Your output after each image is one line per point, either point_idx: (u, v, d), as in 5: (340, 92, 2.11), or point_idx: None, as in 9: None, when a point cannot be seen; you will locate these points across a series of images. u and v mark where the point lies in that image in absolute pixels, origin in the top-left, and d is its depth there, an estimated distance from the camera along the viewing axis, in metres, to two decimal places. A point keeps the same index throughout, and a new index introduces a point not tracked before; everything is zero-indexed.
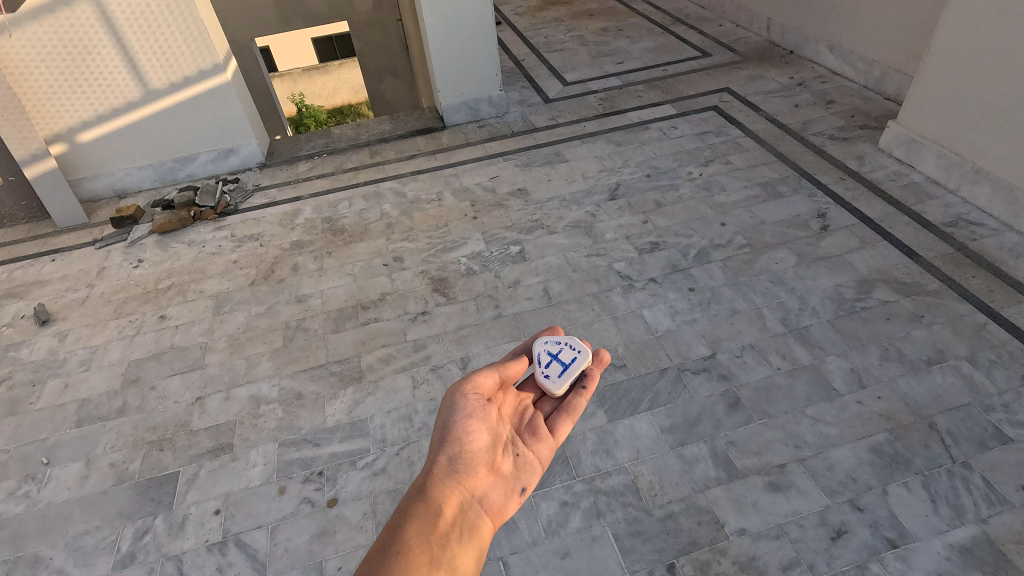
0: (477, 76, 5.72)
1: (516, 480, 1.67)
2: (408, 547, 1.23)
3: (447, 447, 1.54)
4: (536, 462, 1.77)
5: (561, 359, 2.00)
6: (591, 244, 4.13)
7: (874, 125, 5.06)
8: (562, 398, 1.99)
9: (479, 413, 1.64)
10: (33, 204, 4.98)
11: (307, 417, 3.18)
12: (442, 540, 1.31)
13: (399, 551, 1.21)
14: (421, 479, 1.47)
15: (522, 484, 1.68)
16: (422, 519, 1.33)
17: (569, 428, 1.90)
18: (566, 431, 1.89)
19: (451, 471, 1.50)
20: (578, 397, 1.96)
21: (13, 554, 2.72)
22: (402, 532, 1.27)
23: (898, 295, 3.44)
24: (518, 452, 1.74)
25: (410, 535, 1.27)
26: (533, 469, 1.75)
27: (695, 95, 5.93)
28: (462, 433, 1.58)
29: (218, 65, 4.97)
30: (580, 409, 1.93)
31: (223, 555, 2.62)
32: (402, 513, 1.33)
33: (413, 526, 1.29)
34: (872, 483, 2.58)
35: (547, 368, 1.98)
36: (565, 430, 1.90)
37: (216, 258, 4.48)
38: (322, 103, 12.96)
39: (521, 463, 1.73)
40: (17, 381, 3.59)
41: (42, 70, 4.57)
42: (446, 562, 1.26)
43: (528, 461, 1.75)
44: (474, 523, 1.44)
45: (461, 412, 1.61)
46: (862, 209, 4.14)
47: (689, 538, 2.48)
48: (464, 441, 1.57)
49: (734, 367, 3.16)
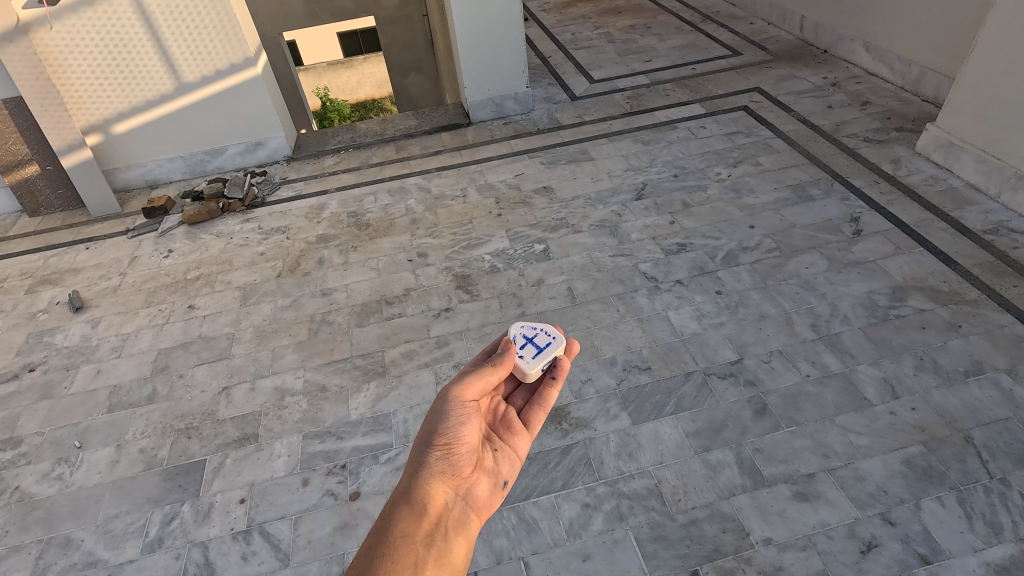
0: (504, 73, 5.70)
1: (498, 474, 1.65)
2: (394, 552, 1.21)
3: (431, 446, 1.50)
4: (516, 455, 1.76)
5: (536, 343, 1.99)
6: (616, 244, 4.09)
7: (911, 127, 4.92)
8: (533, 389, 1.99)
9: (464, 410, 1.59)
10: (69, 193, 5.10)
11: (330, 410, 3.21)
12: (428, 540, 1.29)
13: (384, 556, 1.20)
14: (405, 480, 1.44)
15: (504, 477, 1.66)
16: (408, 521, 1.31)
17: (542, 418, 1.90)
18: (540, 421, 1.89)
19: (436, 469, 1.47)
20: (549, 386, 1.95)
21: (46, 534, 2.79)
22: (387, 537, 1.25)
23: (933, 304, 3.34)
24: (496, 448, 1.73)
25: (396, 538, 1.25)
26: (513, 462, 1.74)
27: (725, 95, 5.84)
28: (447, 431, 1.54)
29: (249, 59, 5.02)
30: (552, 398, 1.93)
31: (248, 543, 2.66)
32: (387, 517, 1.30)
33: (399, 529, 1.27)
34: (904, 496, 2.52)
35: (523, 350, 1.97)
36: (539, 421, 1.89)
37: (244, 250, 4.54)
38: (345, 97, 13.04)
39: (503, 457, 1.72)
40: (52, 366, 3.69)
41: (81, 62, 4.67)
42: (432, 562, 1.24)
43: (507, 454, 1.74)
44: (461, 518, 1.42)
45: (444, 409, 1.57)
46: (897, 214, 4.03)
47: (713, 546, 2.44)
48: (449, 438, 1.53)
49: (761, 372, 3.11)
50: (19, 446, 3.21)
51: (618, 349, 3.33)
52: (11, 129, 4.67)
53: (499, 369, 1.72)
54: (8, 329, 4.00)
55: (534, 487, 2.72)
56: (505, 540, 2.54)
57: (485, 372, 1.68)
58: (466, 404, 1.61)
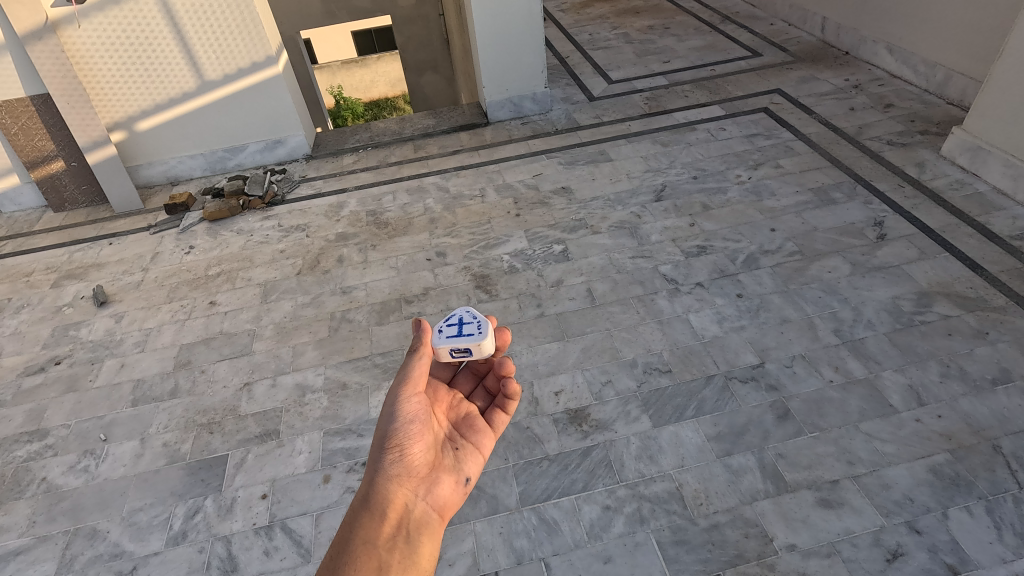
0: (522, 72, 5.69)
1: (459, 470, 1.64)
2: (354, 560, 1.27)
3: (382, 452, 1.51)
4: (480, 449, 1.74)
5: (463, 325, 1.78)
6: (635, 246, 4.08)
7: (936, 131, 4.85)
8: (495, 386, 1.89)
9: (411, 409, 1.57)
10: (93, 189, 5.18)
11: (351, 408, 3.23)
12: (384, 548, 1.32)
13: (344, 568, 1.24)
14: (363, 489, 1.46)
15: (466, 473, 1.66)
16: (367, 531, 1.35)
17: (507, 416, 1.83)
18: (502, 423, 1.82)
19: (392, 474, 1.49)
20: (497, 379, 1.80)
21: (73, 525, 2.83)
22: (348, 546, 1.30)
23: (960, 310, 3.30)
24: (459, 443, 1.71)
25: (355, 550, 1.29)
26: (477, 456, 1.72)
27: (744, 96, 5.79)
28: (396, 434, 1.53)
29: (271, 57, 5.07)
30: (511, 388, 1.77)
31: (270, 538, 2.68)
32: (345, 530, 1.34)
33: (357, 541, 1.31)
34: (931, 505, 2.49)
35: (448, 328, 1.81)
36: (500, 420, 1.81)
37: (264, 247, 4.58)
38: (359, 96, 13.05)
39: (467, 452, 1.70)
40: (77, 359, 3.74)
41: (106, 60, 4.74)
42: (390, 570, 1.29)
43: (473, 449, 1.72)
44: (421, 520, 1.45)
45: (389, 413, 1.55)
46: (921, 219, 3.98)
47: (735, 551, 2.43)
48: (400, 441, 1.53)
49: (784, 377, 3.08)
50: (45, 438, 3.27)
51: (638, 351, 3.32)
52: (38, 126, 4.75)
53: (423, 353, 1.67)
54: (34, 322, 4.07)
55: (554, 488, 2.72)
56: (526, 540, 2.54)
57: (418, 363, 1.65)
58: (412, 404, 1.58)
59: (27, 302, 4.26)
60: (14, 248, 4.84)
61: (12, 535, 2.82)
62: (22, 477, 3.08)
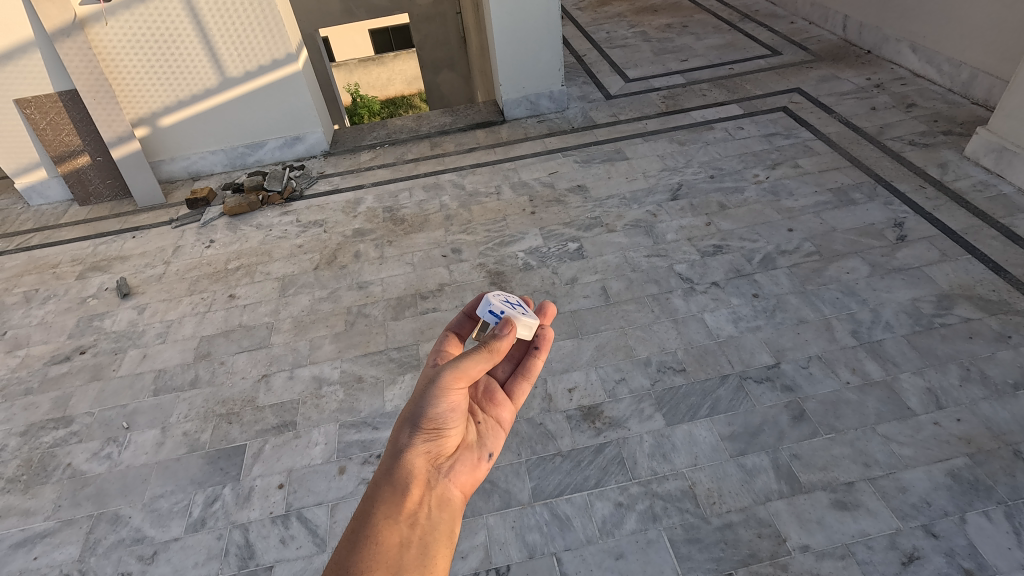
0: (539, 71, 5.70)
1: (482, 446, 1.63)
2: (377, 535, 1.23)
3: (415, 424, 1.45)
4: (498, 427, 1.74)
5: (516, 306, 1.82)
6: (651, 245, 4.07)
7: (959, 131, 4.77)
8: (518, 359, 1.91)
9: (452, 388, 1.51)
10: (117, 183, 5.29)
11: (366, 401, 3.27)
12: (406, 521, 1.28)
13: (367, 539, 1.22)
14: (387, 456, 1.41)
15: (488, 449, 1.64)
16: (391, 501, 1.30)
17: (527, 388, 1.85)
18: (523, 395, 1.84)
19: (422, 444, 1.44)
20: (533, 358, 1.88)
21: (96, 510, 2.91)
22: (370, 518, 1.26)
23: (981, 313, 3.25)
24: (479, 421, 1.70)
25: (377, 521, 1.26)
26: (496, 434, 1.72)
27: (763, 95, 5.74)
28: (432, 410, 1.48)
29: (291, 55, 5.13)
30: (537, 369, 1.86)
31: (287, 527, 2.73)
32: (368, 499, 1.30)
33: (380, 511, 1.27)
34: (949, 509, 2.46)
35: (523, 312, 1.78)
36: (523, 395, 1.84)
37: (282, 242, 4.64)
38: (376, 93, 13.14)
39: (486, 428, 1.70)
40: (101, 349, 3.83)
41: (131, 57, 4.83)
42: (411, 543, 1.25)
43: (490, 427, 1.72)
44: (445, 494, 1.41)
45: (428, 387, 1.49)
46: (943, 220, 3.92)
47: (748, 550, 2.42)
48: (434, 416, 1.48)
49: (800, 378, 3.06)
50: (71, 425, 3.35)
51: (653, 350, 3.31)
52: (65, 121, 4.86)
53: (495, 354, 1.57)
54: (60, 313, 4.17)
55: (567, 484, 2.73)
56: (538, 535, 2.56)
57: (479, 358, 1.54)
58: (455, 386, 1.51)
59: (54, 292, 4.36)
60: (41, 240, 4.96)
61: (38, 518, 2.90)
62: (48, 462, 3.16)
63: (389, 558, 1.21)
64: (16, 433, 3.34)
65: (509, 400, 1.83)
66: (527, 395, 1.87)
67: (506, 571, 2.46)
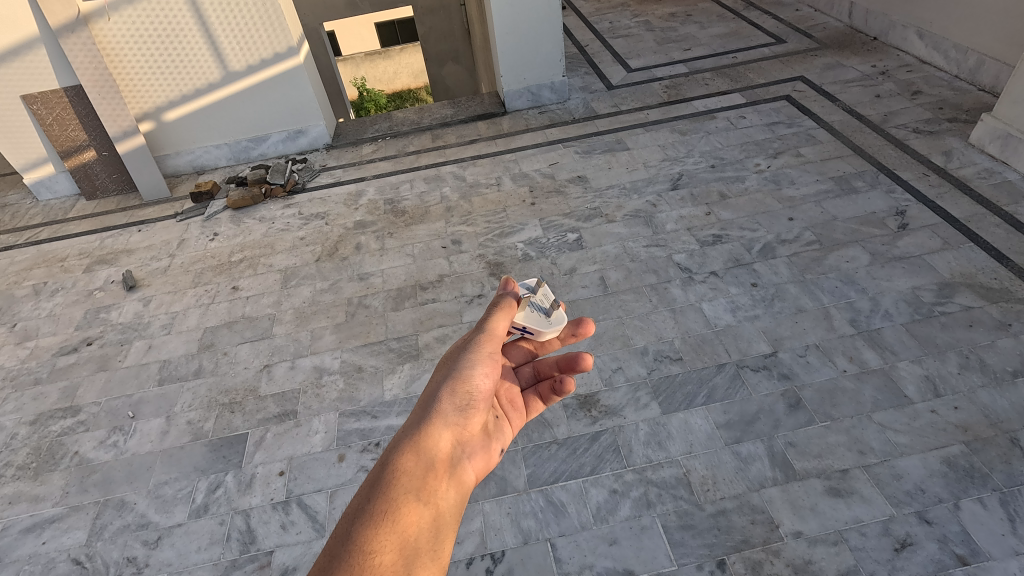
0: (540, 62, 5.68)
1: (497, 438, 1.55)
2: (395, 509, 1.09)
3: (447, 395, 1.38)
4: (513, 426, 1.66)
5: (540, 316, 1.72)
6: (650, 235, 4.07)
7: (965, 118, 4.71)
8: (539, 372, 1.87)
9: (483, 354, 1.51)
10: (123, 177, 5.35)
11: (366, 390, 3.31)
12: (427, 499, 1.16)
13: (384, 512, 1.08)
14: (411, 422, 1.30)
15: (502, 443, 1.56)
16: (413, 475, 1.18)
17: (544, 404, 1.78)
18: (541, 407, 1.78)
19: (448, 421, 1.35)
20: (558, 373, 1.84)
21: (103, 497, 2.98)
22: (389, 490, 1.12)
23: (983, 301, 3.22)
24: (499, 415, 1.62)
25: (398, 493, 1.12)
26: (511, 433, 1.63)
27: (767, 84, 5.69)
28: (466, 379, 1.44)
29: (292, 48, 5.15)
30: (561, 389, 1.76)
31: (287, 513, 2.78)
32: (388, 466, 1.17)
33: (402, 482, 1.14)
34: (943, 496, 2.46)
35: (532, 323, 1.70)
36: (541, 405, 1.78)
37: (285, 234, 4.69)
38: (382, 87, 13.13)
39: (502, 425, 1.61)
40: (108, 340, 3.90)
41: (135, 51, 4.88)
42: (428, 525, 1.12)
43: (506, 424, 1.63)
44: (459, 483, 1.30)
45: (461, 351, 1.49)
46: (946, 208, 3.88)
47: (741, 536, 2.44)
48: (467, 387, 1.44)
49: (796, 366, 3.06)
50: (78, 414, 3.43)
51: (650, 339, 3.32)
52: (71, 116, 4.93)
53: (513, 312, 1.57)
54: (68, 305, 4.25)
55: (562, 471, 2.76)
56: (533, 521, 2.59)
57: (505, 319, 1.56)
58: (487, 353, 1.53)
59: (62, 285, 4.44)
60: (49, 234, 5.04)
61: (47, 505, 2.97)
62: (56, 450, 3.23)
63: (405, 537, 1.07)
64: (25, 422, 3.42)
65: (525, 407, 1.74)
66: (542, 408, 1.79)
67: (502, 556, 2.49)
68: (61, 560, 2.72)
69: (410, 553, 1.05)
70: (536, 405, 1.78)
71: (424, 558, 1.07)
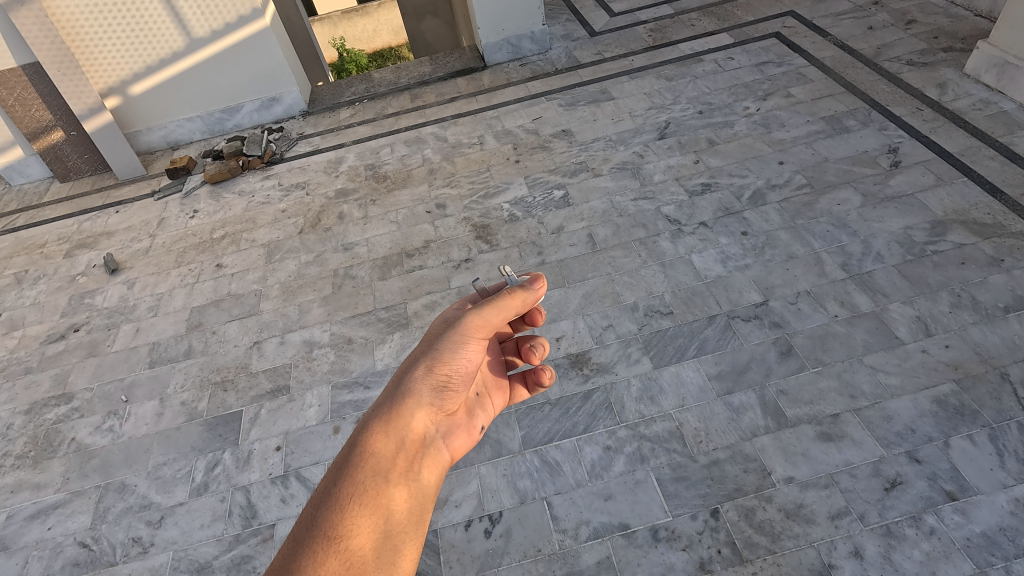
0: (518, 11, 5.43)
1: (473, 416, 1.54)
2: (362, 495, 1.10)
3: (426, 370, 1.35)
4: (491, 407, 1.65)
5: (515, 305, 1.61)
6: (638, 187, 3.98)
7: (961, 46, 4.55)
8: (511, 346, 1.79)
9: (471, 336, 1.46)
10: (95, 157, 5.19)
11: (357, 361, 3.30)
12: (400, 482, 1.18)
13: (354, 497, 1.10)
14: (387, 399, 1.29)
15: (478, 422, 1.56)
16: (385, 456, 1.19)
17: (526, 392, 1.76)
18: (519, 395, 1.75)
19: (427, 399, 1.33)
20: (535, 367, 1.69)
21: (103, 481, 3.00)
22: (358, 474, 1.13)
23: (975, 238, 3.17)
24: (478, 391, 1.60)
25: (366, 476, 1.13)
26: (489, 411, 1.63)
27: (755, 22, 5.46)
28: (450, 356, 1.40)
29: (257, 10, 4.89)
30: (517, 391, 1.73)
31: (286, 487, 2.81)
32: (360, 445, 1.17)
33: (373, 465, 1.15)
34: (933, 435, 2.48)
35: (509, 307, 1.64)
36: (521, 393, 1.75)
37: (266, 207, 4.58)
38: (362, 47, 12.65)
39: (482, 400, 1.62)
40: (94, 325, 3.86)
41: (92, 23, 4.65)
42: (401, 510, 1.15)
43: (485, 402, 1.62)
44: (435, 460, 1.32)
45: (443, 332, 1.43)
46: (940, 142, 3.78)
47: (734, 485, 2.47)
48: (449, 364, 1.40)
49: (788, 314, 3.03)
50: (72, 401, 3.42)
51: (640, 295, 3.28)
52: (32, 95, 4.73)
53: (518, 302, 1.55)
54: (52, 292, 4.18)
55: (556, 431, 2.77)
56: (528, 481, 2.62)
57: (506, 304, 1.53)
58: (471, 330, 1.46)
59: (44, 272, 4.36)
60: (26, 220, 4.92)
61: (49, 491, 3.00)
62: (53, 438, 3.24)
63: (374, 524, 1.09)
64: (20, 412, 3.41)
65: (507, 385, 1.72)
66: (523, 395, 1.76)
67: (500, 517, 2.53)
68: (68, 544, 2.77)
69: (379, 541, 1.07)
70: (520, 391, 1.75)
71: (394, 543, 1.10)
